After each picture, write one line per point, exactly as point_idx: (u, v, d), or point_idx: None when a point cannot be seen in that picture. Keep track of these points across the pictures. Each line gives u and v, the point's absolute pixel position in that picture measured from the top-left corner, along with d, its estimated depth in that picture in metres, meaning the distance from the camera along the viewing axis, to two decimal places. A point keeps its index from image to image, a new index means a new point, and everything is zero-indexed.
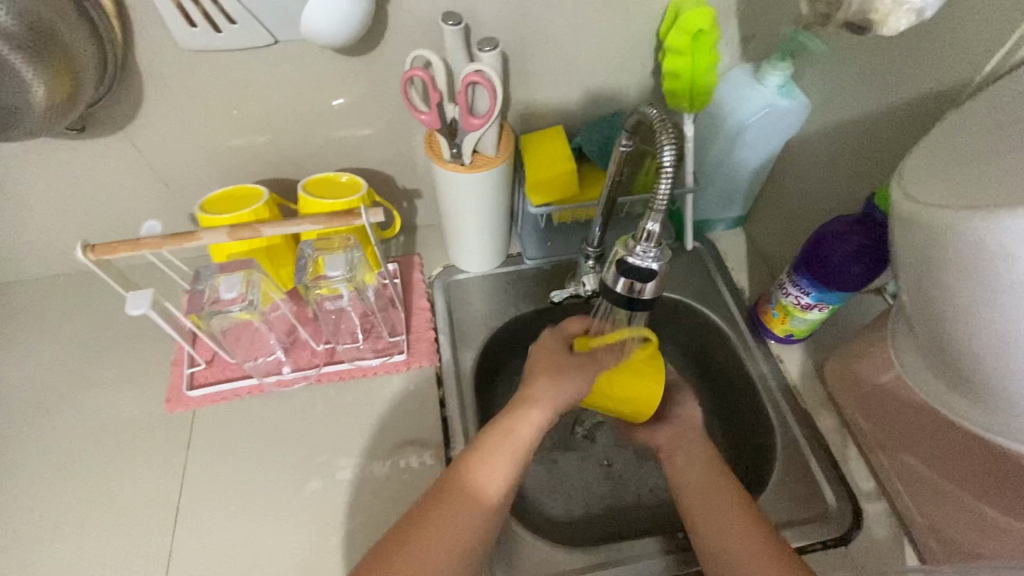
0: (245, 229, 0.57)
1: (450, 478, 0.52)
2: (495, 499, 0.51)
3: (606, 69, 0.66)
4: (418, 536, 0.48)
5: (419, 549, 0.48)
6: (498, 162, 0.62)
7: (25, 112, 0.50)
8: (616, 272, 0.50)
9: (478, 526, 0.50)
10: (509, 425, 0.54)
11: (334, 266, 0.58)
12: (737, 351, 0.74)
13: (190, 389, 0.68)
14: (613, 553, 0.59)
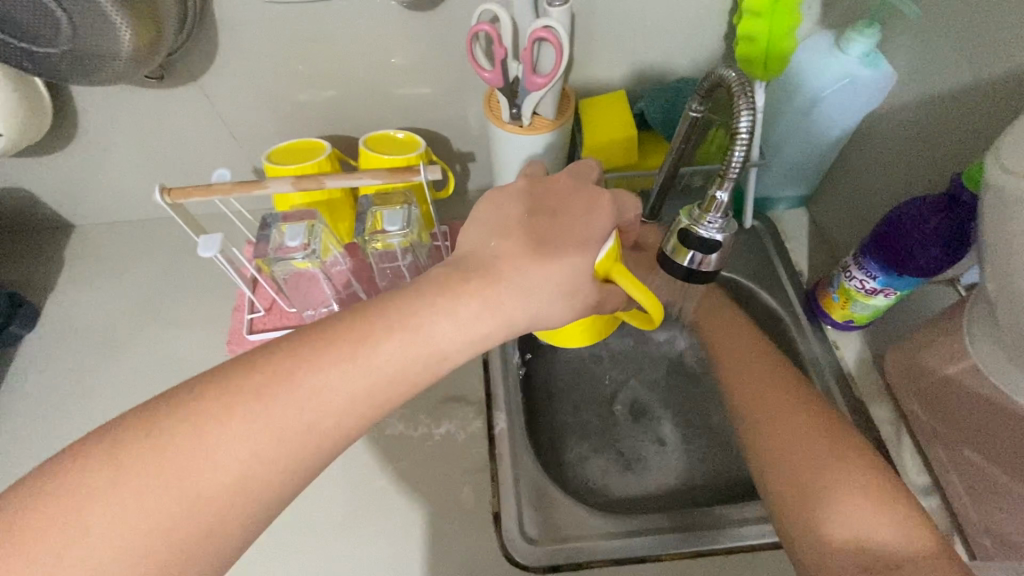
0: (310, 179, 0.58)
1: (263, 378, 0.35)
2: (307, 425, 0.35)
3: (676, 33, 0.64)
4: (174, 437, 0.32)
5: (172, 457, 0.32)
6: (558, 125, 0.61)
7: (114, 57, 0.52)
8: (677, 241, 0.50)
9: (267, 451, 0.34)
10: (448, 299, 0.40)
11: (392, 221, 0.59)
12: (789, 332, 0.73)
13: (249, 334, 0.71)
14: (640, 523, 0.60)
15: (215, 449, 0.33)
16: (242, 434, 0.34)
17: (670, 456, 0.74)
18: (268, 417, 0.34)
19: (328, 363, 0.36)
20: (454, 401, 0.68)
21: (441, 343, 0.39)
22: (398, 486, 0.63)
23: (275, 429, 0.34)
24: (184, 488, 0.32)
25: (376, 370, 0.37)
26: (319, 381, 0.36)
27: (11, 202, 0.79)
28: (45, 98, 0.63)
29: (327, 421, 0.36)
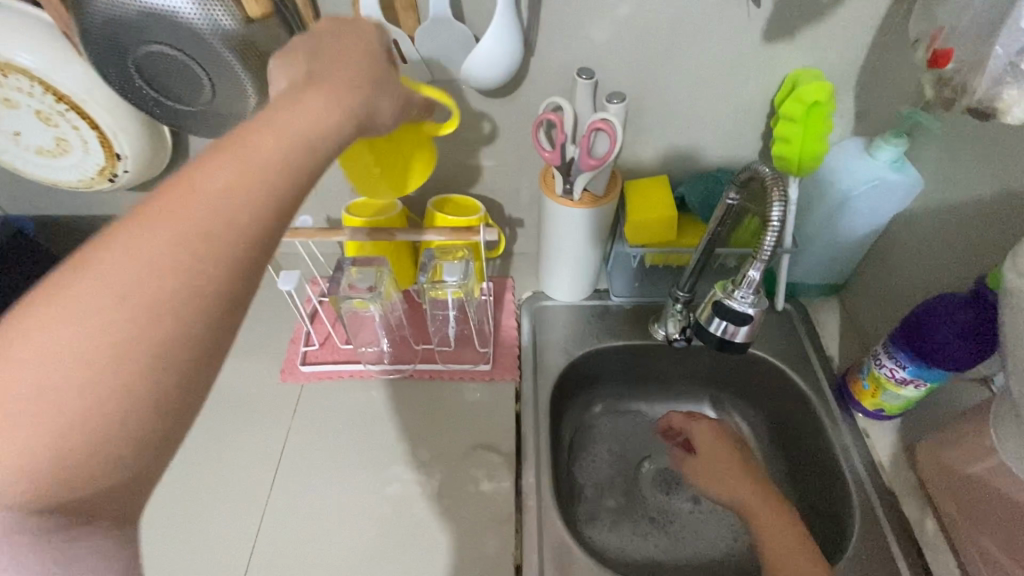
0: (383, 231, 0.66)
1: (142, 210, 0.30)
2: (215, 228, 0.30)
3: (718, 130, 0.71)
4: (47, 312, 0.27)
5: (63, 331, 0.27)
6: (604, 203, 0.69)
7: (239, 116, 0.62)
8: (711, 312, 0.53)
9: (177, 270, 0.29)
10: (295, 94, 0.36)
11: (449, 272, 0.66)
12: (822, 423, 0.73)
13: (304, 363, 0.78)
14: None
15: (105, 297, 0.28)
16: (136, 262, 0.28)
17: (697, 533, 0.74)
18: (158, 236, 0.29)
19: (210, 166, 0.31)
20: (485, 448, 0.71)
21: (317, 123, 0.36)
22: (425, 526, 0.65)
23: (147, 260, 0.29)
24: (75, 346, 0.27)
25: (249, 168, 0.32)
26: (200, 187, 0.31)
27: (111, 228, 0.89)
28: (168, 140, 0.71)
29: (215, 227, 0.30)
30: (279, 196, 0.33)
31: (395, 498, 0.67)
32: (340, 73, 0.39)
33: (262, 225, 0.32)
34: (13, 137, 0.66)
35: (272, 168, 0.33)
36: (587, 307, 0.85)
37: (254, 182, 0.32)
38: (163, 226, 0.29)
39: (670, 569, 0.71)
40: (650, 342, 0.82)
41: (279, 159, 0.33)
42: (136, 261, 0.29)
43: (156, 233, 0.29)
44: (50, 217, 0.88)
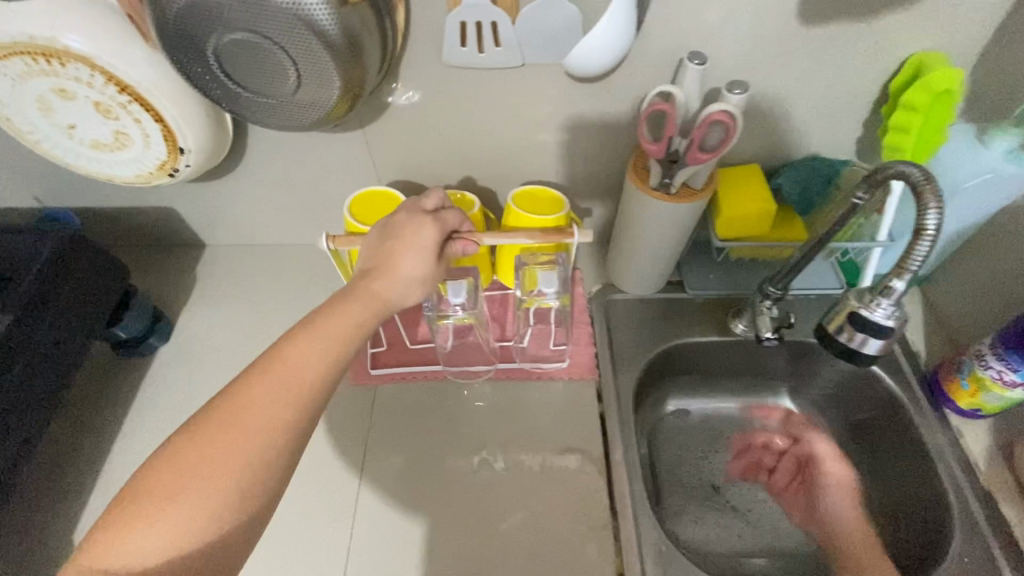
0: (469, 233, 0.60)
1: (313, 315, 0.49)
2: (343, 328, 0.49)
3: (820, 117, 0.67)
4: (260, 372, 0.44)
5: (258, 386, 0.43)
6: (703, 196, 0.64)
7: (323, 107, 0.57)
8: (844, 322, 0.50)
9: (325, 357, 0.46)
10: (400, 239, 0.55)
11: (546, 284, 0.66)
12: (910, 415, 0.72)
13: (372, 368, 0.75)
14: None
15: (295, 368, 0.45)
16: (309, 349, 0.46)
17: (773, 525, 0.76)
18: (315, 334, 0.47)
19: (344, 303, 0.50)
20: (573, 452, 0.69)
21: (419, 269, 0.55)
22: (522, 534, 0.64)
23: (310, 358, 0.46)
24: (271, 398, 0.43)
25: (311, 348, 0.46)
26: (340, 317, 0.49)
27: (158, 219, 0.85)
28: (231, 131, 0.67)
29: (334, 340, 0.48)
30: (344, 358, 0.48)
31: (485, 505, 0.65)
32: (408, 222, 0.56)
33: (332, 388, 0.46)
34: (67, 130, 0.61)
35: (372, 302, 0.52)
36: (661, 300, 0.82)
37: (359, 314, 0.50)
38: (268, 385, 0.43)
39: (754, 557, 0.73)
40: (729, 337, 0.79)
41: (380, 299, 0.52)
42: (239, 416, 0.42)
43: (319, 329, 0.48)
44: (94, 209, 0.83)
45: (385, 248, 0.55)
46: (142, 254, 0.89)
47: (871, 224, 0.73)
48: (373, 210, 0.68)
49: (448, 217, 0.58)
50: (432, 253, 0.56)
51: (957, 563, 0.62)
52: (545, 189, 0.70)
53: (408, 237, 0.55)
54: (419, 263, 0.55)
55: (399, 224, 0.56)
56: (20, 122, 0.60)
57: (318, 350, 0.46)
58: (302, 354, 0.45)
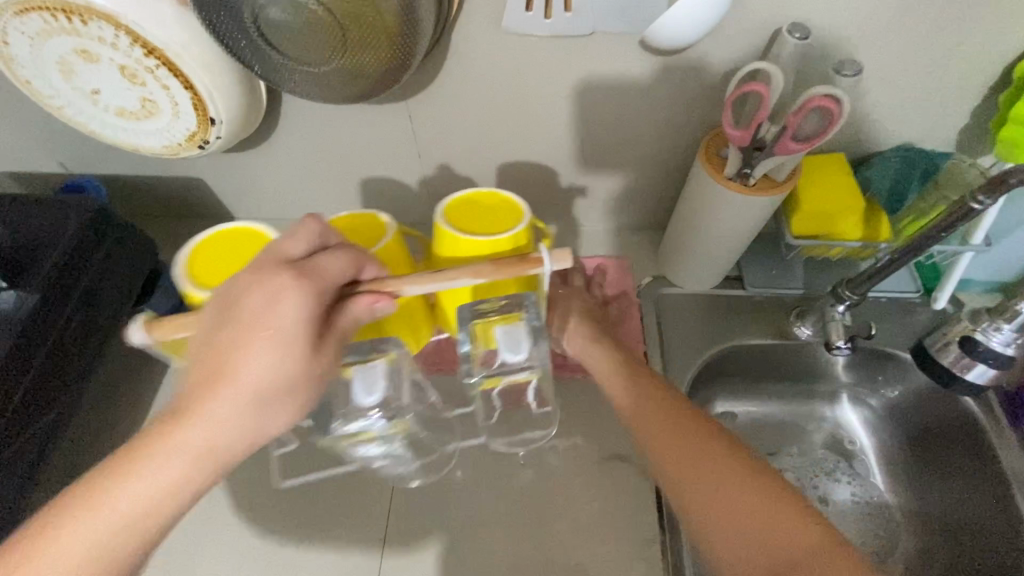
0: (377, 283, 0.50)
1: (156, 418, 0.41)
2: (182, 432, 0.40)
3: (923, 104, 0.59)
4: (82, 500, 0.38)
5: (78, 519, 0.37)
6: (783, 189, 0.57)
7: (370, 78, 0.51)
8: (953, 346, 0.45)
9: (167, 471, 0.40)
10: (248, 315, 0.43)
11: (507, 342, 0.56)
12: (988, 436, 0.66)
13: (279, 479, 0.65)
14: None
15: (135, 477, 0.39)
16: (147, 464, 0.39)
17: None
18: (163, 437, 0.40)
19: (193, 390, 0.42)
20: (619, 458, 0.66)
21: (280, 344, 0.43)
22: (564, 544, 0.60)
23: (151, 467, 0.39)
24: (96, 526, 0.37)
25: (186, 443, 0.40)
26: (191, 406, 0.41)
27: (184, 189, 0.81)
28: (264, 100, 0.61)
29: (185, 440, 0.40)
30: (191, 468, 0.40)
31: (525, 511, 0.62)
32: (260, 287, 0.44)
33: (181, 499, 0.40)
34: (90, 96, 0.56)
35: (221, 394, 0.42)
36: (716, 296, 0.77)
37: (209, 410, 0.41)
38: (90, 512, 0.37)
39: None
40: (791, 339, 0.74)
41: (222, 396, 0.42)
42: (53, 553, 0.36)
43: (157, 437, 0.40)
44: (120, 176, 0.79)
45: (226, 326, 0.43)
46: (168, 224, 0.85)
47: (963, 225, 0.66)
48: (215, 266, 0.57)
49: (321, 274, 0.46)
50: (301, 328, 0.44)
51: None
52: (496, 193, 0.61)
53: (257, 312, 0.43)
54: (282, 340, 0.43)
55: (237, 289, 0.44)
56: (41, 86, 0.56)
57: (161, 460, 0.40)
58: (144, 471, 0.39)
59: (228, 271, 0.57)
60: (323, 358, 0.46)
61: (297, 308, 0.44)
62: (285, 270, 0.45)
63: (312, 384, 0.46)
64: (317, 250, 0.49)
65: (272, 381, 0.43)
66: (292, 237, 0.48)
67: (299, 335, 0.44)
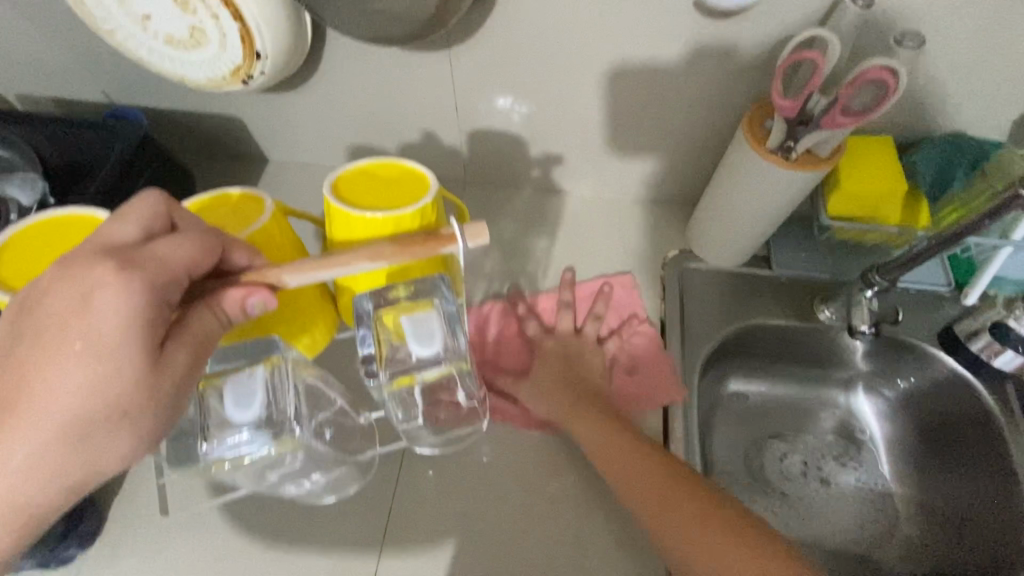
0: (262, 274, 0.48)
1: None
2: (19, 426, 0.37)
3: (981, 90, 0.57)
4: None
5: None
6: (826, 166, 0.56)
7: (419, 21, 0.51)
8: None
9: (20, 467, 0.37)
10: (78, 306, 0.38)
11: (417, 334, 0.51)
12: (1003, 434, 0.65)
13: (166, 514, 0.61)
14: None
15: None
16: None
17: (821, 517, 0.73)
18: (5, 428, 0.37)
19: (35, 372, 0.38)
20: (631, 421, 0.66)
21: (111, 333, 0.38)
22: (570, 496, 0.62)
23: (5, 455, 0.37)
24: None
25: (27, 432, 0.37)
26: (34, 395, 0.38)
27: (222, 128, 0.82)
28: (309, 39, 0.62)
29: (34, 428, 0.37)
30: (45, 462, 0.38)
31: (534, 461, 0.64)
32: (74, 271, 0.39)
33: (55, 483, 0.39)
34: (141, 22, 0.57)
35: (56, 386, 0.38)
36: (740, 275, 0.77)
37: (45, 402, 0.38)
38: None
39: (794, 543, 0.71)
40: (813, 324, 0.74)
41: (58, 392, 0.38)
42: None
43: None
44: (160, 112, 0.81)
45: (55, 319, 0.38)
46: (204, 164, 0.86)
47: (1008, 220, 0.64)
48: (27, 261, 0.50)
49: (163, 267, 0.41)
50: (131, 323, 0.39)
51: None
52: (395, 164, 0.61)
53: (68, 318, 0.38)
54: (111, 333, 0.38)
55: (46, 294, 0.39)
56: (94, 9, 0.57)
57: (10, 453, 0.37)
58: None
59: (35, 270, 0.50)
60: (168, 373, 0.41)
61: (116, 310, 0.38)
62: (107, 263, 0.39)
63: (153, 402, 0.40)
64: (157, 233, 0.44)
65: (88, 402, 0.38)
66: (125, 218, 0.43)
67: (117, 350, 0.38)
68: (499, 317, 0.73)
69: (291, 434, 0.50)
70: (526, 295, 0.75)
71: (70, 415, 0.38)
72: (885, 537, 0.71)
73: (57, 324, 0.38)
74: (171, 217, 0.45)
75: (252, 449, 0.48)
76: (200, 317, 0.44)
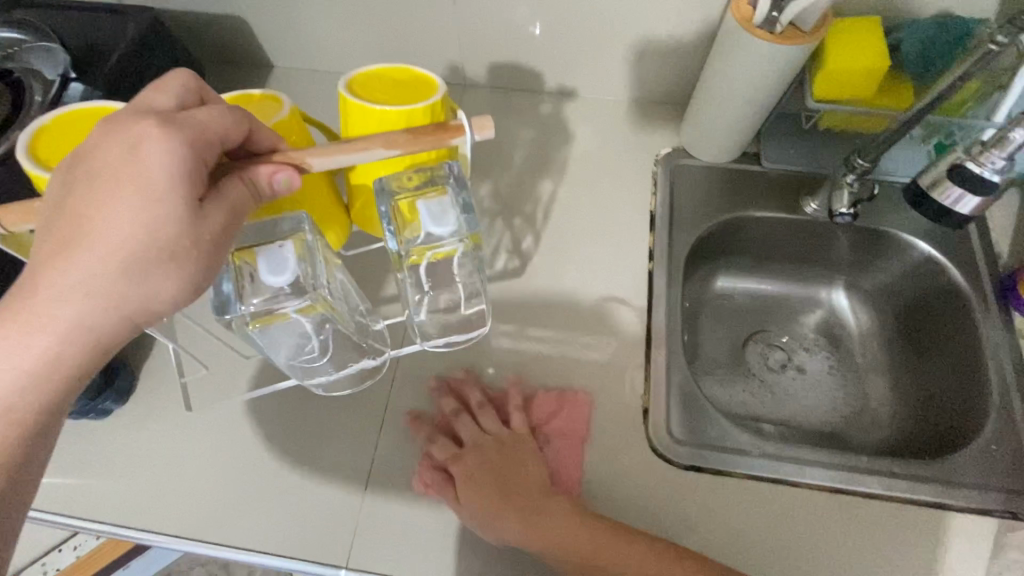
0: (286, 156, 0.48)
1: (50, 250, 0.39)
2: (79, 262, 0.38)
3: None
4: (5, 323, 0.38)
5: (10, 342, 0.37)
6: (811, 41, 0.58)
7: None
8: (946, 176, 0.47)
9: (83, 302, 0.38)
10: (125, 150, 0.39)
11: (431, 218, 0.52)
12: (972, 311, 0.69)
13: (190, 408, 0.64)
14: (798, 453, 0.62)
15: (53, 300, 0.38)
16: (60, 294, 0.38)
17: (797, 398, 0.78)
18: (66, 264, 0.38)
19: (93, 212, 0.39)
20: (616, 300, 0.71)
21: (160, 173, 0.39)
22: (559, 362, 0.68)
23: (69, 289, 0.38)
24: (32, 343, 0.38)
25: (87, 268, 0.38)
26: (93, 232, 0.39)
27: (228, 31, 0.84)
28: None
29: (94, 262, 0.38)
30: (110, 297, 0.39)
31: (525, 334, 0.70)
32: (123, 121, 0.40)
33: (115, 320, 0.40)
34: None
35: (114, 223, 0.38)
36: (729, 171, 0.79)
37: (104, 239, 0.38)
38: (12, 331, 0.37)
39: (770, 419, 0.76)
40: (800, 217, 0.76)
41: (117, 225, 0.39)
42: None
43: (58, 268, 0.38)
44: (170, 15, 0.83)
45: (107, 163, 0.39)
46: (212, 71, 0.89)
47: (987, 104, 0.66)
48: (59, 143, 0.51)
49: (201, 126, 0.42)
50: (172, 167, 0.39)
51: (981, 446, 0.62)
52: (406, 69, 0.59)
53: (120, 160, 0.39)
54: (155, 176, 0.39)
55: (96, 144, 0.40)
56: None
57: (76, 287, 0.38)
58: (62, 293, 0.38)
59: (70, 149, 0.51)
60: (209, 224, 0.41)
61: (166, 155, 0.39)
62: (149, 118, 0.40)
63: (200, 248, 0.41)
64: (191, 105, 0.45)
65: (148, 234, 0.39)
66: (160, 90, 0.44)
67: (170, 187, 0.39)
68: (497, 205, 0.78)
69: (320, 295, 0.50)
70: (521, 189, 0.80)
71: (127, 252, 0.39)
72: (858, 419, 0.76)
73: (107, 168, 0.39)
74: (200, 94, 0.47)
75: (283, 306, 0.49)
76: (229, 185, 0.43)
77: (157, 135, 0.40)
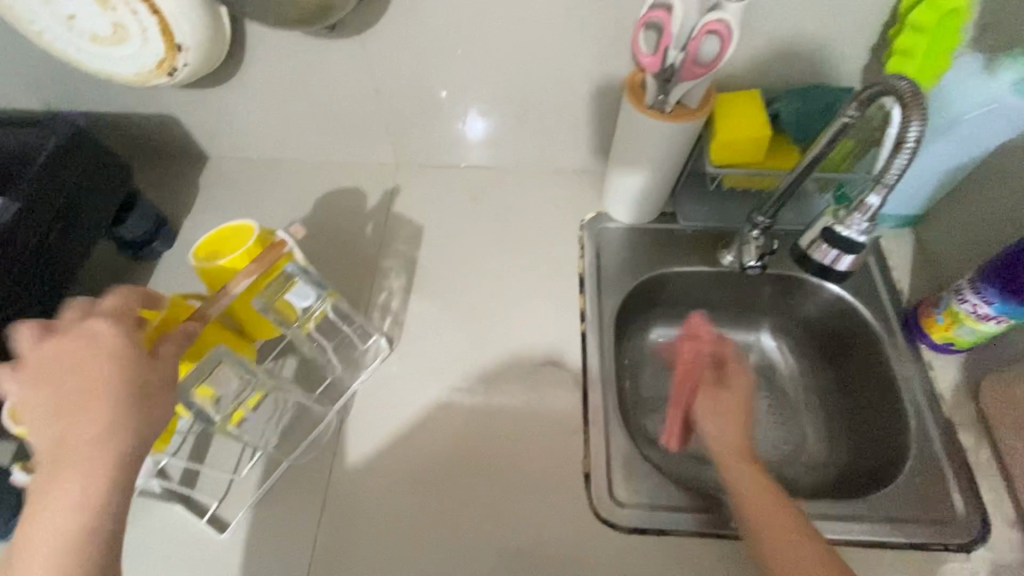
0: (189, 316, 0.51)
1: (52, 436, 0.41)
2: (87, 423, 0.41)
3: (819, 45, 0.66)
4: (37, 513, 0.39)
5: (42, 513, 0.39)
6: (699, 116, 0.64)
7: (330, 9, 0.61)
8: (819, 237, 0.52)
9: (106, 446, 0.41)
10: (76, 336, 0.44)
11: (303, 298, 0.58)
12: (884, 348, 0.74)
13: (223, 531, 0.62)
14: (737, 504, 0.64)
15: (78, 458, 0.40)
16: (78, 453, 0.40)
17: (742, 443, 0.80)
18: (77, 430, 0.41)
19: (74, 382, 0.42)
20: (553, 363, 0.73)
21: (110, 330, 0.45)
22: (499, 433, 0.68)
23: (83, 442, 0.41)
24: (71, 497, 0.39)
25: (95, 417, 0.41)
26: (85, 394, 0.42)
27: (160, 128, 0.87)
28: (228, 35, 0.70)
29: (100, 411, 0.42)
30: (130, 431, 0.42)
31: (467, 405, 0.71)
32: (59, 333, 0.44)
33: (143, 447, 0.43)
34: (68, 21, 0.63)
35: (97, 375, 0.43)
36: (651, 230, 0.83)
37: (98, 390, 0.42)
38: (53, 502, 0.39)
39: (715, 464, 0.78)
40: (719, 270, 0.80)
41: (105, 378, 0.43)
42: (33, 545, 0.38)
43: (70, 436, 0.41)
44: (100, 116, 0.85)
45: (66, 340, 0.44)
46: (147, 166, 0.91)
47: (865, 158, 0.72)
48: None
49: (119, 306, 0.48)
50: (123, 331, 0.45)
51: (906, 481, 0.65)
52: (215, 229, 0.59)
53: (75, 340, 0.44)
54: (112, 340, 0.44)
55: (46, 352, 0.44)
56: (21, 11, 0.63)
57: (93, 440, 0.41)
58: (84, 446, 0.40)
59: None
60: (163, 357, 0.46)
61: (111, 313, 0.46)
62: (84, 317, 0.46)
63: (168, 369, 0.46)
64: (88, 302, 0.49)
65: (127, 370, 0.44)
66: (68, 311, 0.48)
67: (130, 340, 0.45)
68: (435, 278, 0.81)
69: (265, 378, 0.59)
70: (456, 259, 0.82)
71: (119, 394, 0.42)
72: (798, 459, 0.78)
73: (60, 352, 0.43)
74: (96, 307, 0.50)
75: (245, 397, 0.57)
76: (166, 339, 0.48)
77: (94, 325, 0.45)
